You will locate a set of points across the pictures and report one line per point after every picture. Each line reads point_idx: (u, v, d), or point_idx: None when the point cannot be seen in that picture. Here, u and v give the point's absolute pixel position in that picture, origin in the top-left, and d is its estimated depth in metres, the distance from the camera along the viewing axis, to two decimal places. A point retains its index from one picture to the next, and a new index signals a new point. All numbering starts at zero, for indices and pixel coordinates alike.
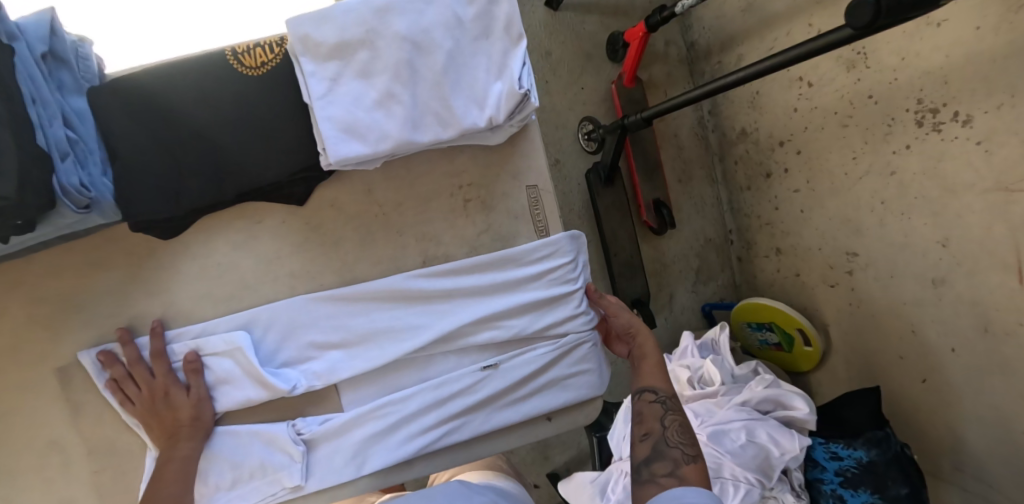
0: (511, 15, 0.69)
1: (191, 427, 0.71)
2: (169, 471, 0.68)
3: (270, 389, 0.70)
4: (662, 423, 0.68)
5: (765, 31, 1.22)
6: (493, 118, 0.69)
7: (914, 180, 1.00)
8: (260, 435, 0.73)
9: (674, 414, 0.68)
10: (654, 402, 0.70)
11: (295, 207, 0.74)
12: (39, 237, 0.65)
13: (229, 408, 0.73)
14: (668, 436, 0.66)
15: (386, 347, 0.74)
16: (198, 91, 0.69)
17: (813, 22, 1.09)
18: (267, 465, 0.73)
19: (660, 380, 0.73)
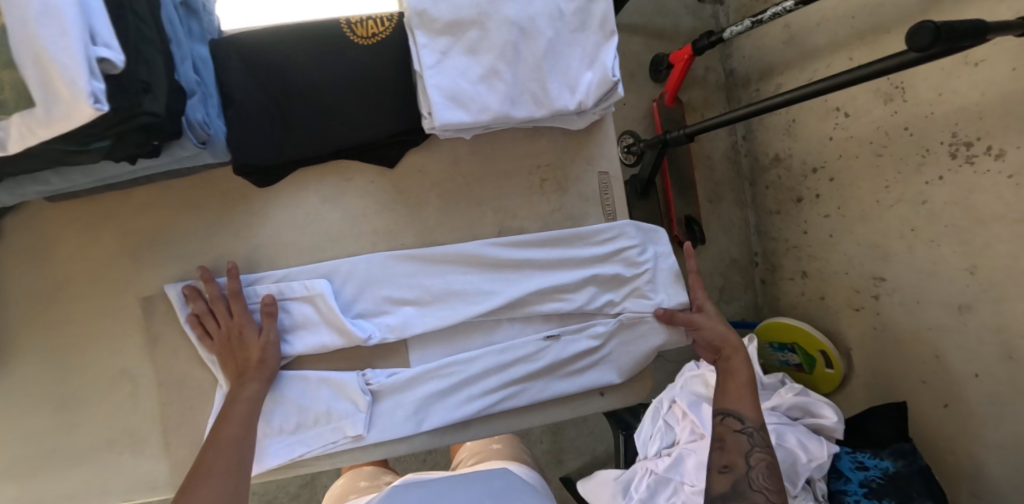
0: (606, 14, 0.76)
1: (260, 370, 0.72)
2: (235, 409, 0.69)
3: (347, 336, 0.73)
4: (748, 460, 0.68)
5: (806, 62, 1.29)
6: (582, 103, 0.76)
7: (945, 209, 1.06)
8: (329, 383, 0.76)
9: (760, 454, 0.68)
10: (740, 431, 0.70)
11: (385, 170, 0.79)
12: (153, 167, 0.68)
13: (302, 353, 0.75)
14: (754, 478, 0.66)
15: (457, 308, 0.77)
16: (313, 53, 0.74)
17: (854, 56, 1.17)
18: (332, 411, 0.75)
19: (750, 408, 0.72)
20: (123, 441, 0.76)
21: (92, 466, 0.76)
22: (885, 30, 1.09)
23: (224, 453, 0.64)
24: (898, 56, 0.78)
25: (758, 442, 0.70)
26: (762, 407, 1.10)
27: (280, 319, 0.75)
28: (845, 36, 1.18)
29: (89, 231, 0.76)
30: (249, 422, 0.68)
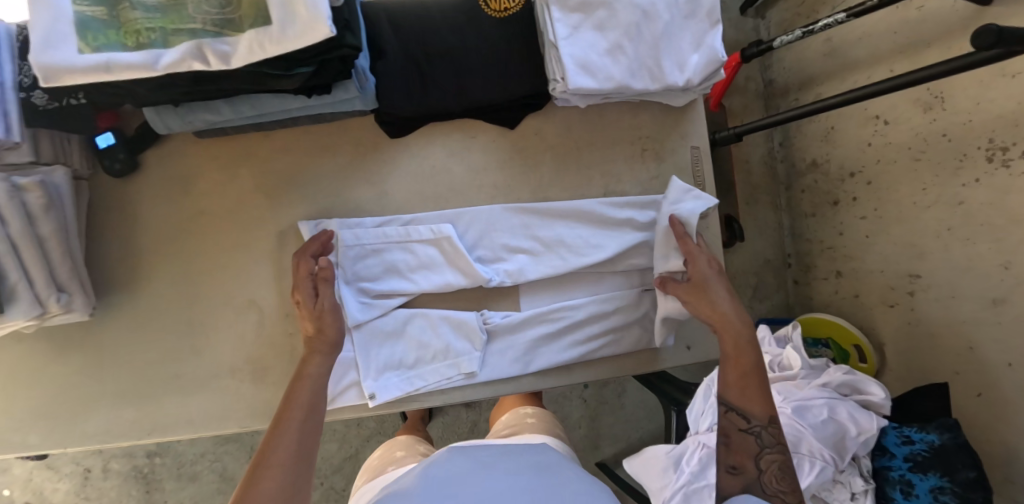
0: (714, 4, 0.85)
1: (321, 342, 0.72)
2: (302, 386, 0.67)
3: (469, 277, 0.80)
4: (759, 464, 0.69)
5: (845, 73, 1.33)
6: (690, 80, 0.85)
7: (980, 210, 1.10)
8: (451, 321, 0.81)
9: (771, 454, 0.69)
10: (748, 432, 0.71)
11: (506, 130, 0.87)
12: (308, 109, 0.74)
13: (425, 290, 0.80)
14: (767, 482, 0.67)
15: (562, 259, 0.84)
16: (453, 20, 0.82)
17: (894, 68, 1.21)
18: (451, 348, 0.80)
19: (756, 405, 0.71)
20: (244, 368, 0.81)
21: (212, 391, 0.81)
22: (926, 44, 1.13)
23: (287, 436, 0.61)
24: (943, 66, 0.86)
25: (768, 440, 0.70)
26: (812, 384, 1.16)
27: (406, 260, 0.80)
28: (888, 49, 1.22)
29: (227, 168, 0.81)
30: (317, 400, 0.67)
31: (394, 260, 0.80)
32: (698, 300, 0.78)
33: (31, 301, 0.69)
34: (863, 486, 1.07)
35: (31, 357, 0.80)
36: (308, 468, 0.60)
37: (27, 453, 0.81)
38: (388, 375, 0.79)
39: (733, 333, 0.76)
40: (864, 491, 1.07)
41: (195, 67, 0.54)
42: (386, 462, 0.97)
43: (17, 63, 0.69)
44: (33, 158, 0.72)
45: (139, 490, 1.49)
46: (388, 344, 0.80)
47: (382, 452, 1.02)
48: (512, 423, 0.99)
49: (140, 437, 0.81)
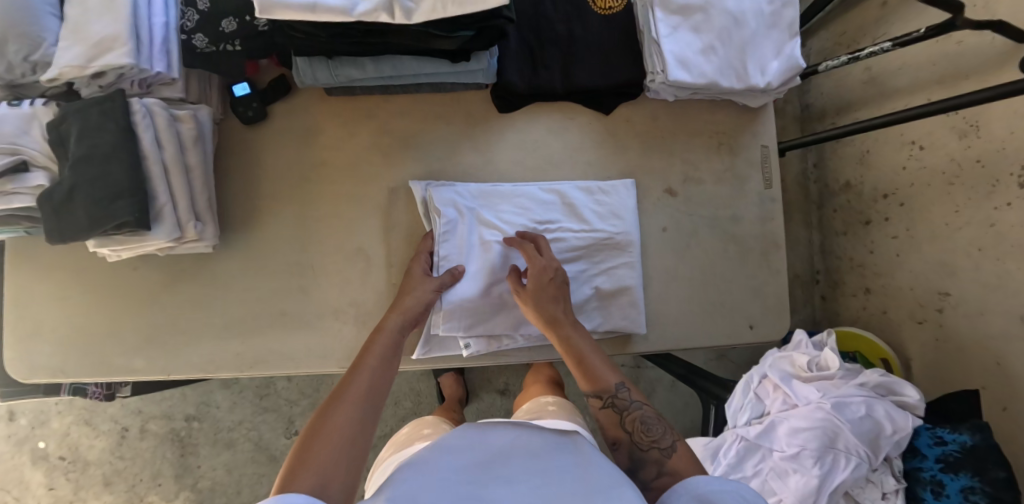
0: (793, 18, 0.95)
1: (405, 307, 0.78)
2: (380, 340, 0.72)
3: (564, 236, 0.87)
4: (627, 429, 0.71)
5: (884, 101, 1.43)
6: (770, 83, 0.93)
7: (1012, 230, 1.16)
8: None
9: (631, 414, 0.71)
10: (604, 407, 0.73)
11: (600, 115, 0.95)
12: (438, 76, 0.81)
13: (522, 246, 0.86)
14: (638, 440, 0.69)
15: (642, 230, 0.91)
16: (563, 11, 0.91)
17: (932, 97, 1.29)
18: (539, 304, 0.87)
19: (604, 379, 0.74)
20: (347, 311, 0.86)
21: (313, 330, 0.85)
22: (963, 77, 1.21)
23: (359, 381, 0.64)
24: (969, 95, 1.00)
25: (624, 401, 0.72)
26: (850, 383, 1.22)
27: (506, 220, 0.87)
28: (926, 78, 1.30)
29: (347, 126, 0.88)
30: (391, 354, 0.70)
31: (497, 215, 0.86)
32: (529, 298, 0.81)
33: (173, 223, 0.74)
34: (893, 487, 1.14)
35: (147, 285, 0.85)
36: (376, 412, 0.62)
37: (133, 377, 0.85)
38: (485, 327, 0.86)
39: (536, 311, 0.80)
40: (895, 490, 1.14)
41: (382, 18, 0.62)
42: (413, 437, 0.98)
43: (179, 9, 0.77)
44: (184, 96, 0.79)
45: (175, 453, 1.50)
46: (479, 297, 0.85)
47: (410, 427, 1.03)
48: (533, 409, 1.04)
49: (241, 369, 0.85)
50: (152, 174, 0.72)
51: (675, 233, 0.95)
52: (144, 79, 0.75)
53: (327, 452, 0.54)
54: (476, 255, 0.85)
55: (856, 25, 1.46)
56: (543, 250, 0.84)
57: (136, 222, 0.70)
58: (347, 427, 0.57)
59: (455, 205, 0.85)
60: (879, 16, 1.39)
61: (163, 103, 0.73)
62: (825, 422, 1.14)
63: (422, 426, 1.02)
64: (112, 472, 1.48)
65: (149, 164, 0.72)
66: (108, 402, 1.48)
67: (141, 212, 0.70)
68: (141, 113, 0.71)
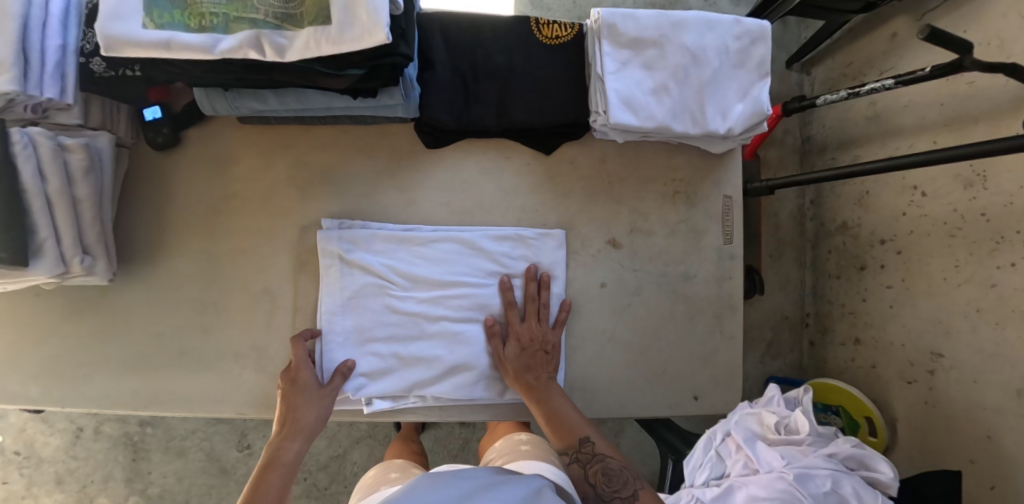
0: (764, 57, 0.85)
1: (299, 426, 0.76)
2: (273, 475, 0.72)
3: (467, 289, 0.82)
4: (591, 481, 0.72)
5: (886, 139, 1.30)
6: (732, 129, 0.84)
7: (1014, 294, 1.03)
8: (446, 335, 0.81)
9: (595, 466, 0.73)
10: (571, 463, 0.74)
11: (541, 155, 0.87)
12: (349, 110, 0.74)
13: (416, 300, 0.81)
14: (602, 490, 0.71)
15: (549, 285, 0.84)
16: (503, 41, 0.83)
17: (938, 140, 1.16)
18: (445, 363, 0.81)
19: (570, 438, 0.75)
20: (249, 355, 0.81)
21: (213, 372, 0.81)
22: (973, 121, 1.08)
23: None
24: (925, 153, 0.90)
25: (587, 457, 0.74)
26: (818, 452, 1.11)
27: (417, 268, 0.81)
28: (932, 120, 1.17)
29: (261, 157, 0.82)
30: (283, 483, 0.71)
31: (389, 266, 0.80)
32: (508, 363, 0.80)
33: (56, 258, 0.70)
34: None
35: (46, 313, 0.81)
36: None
37: (28, 405, 0.82)
38: (377, 383, 0.80)
39: (512, 375, 0.79)
40: None
41: (250, 55, 0.56)
42: (379, 481, 0.95)
43: (80, 29, 0.73)
44: (82, 122, 0.75)
45: (127, 457, 1.49)
46: (359, 354, 0.80)
47: (377, 472, 1.00)
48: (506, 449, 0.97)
49: (136, 407, 0.81)
50: (33, 207, 0.68)
51: (615, 289, 0.87)
52: (37, 104, 0.71)
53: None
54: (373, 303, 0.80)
55: (863, 55, 1.33)
56: (530, 315, 0.82)
57: (11, 258, 0.66)
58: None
59: (342, 255, 0.80)
60: (888, 47, 1.26)
61: (48, 131, 0.69)
62: (785, 493, 1.03)
63: (389, 471, 0.99)
64: (65, 471, 1.48)
65: (30, 196, 0.67)
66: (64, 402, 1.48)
67: (15, 248, 0.66)
68: (22, 143, 0.66)
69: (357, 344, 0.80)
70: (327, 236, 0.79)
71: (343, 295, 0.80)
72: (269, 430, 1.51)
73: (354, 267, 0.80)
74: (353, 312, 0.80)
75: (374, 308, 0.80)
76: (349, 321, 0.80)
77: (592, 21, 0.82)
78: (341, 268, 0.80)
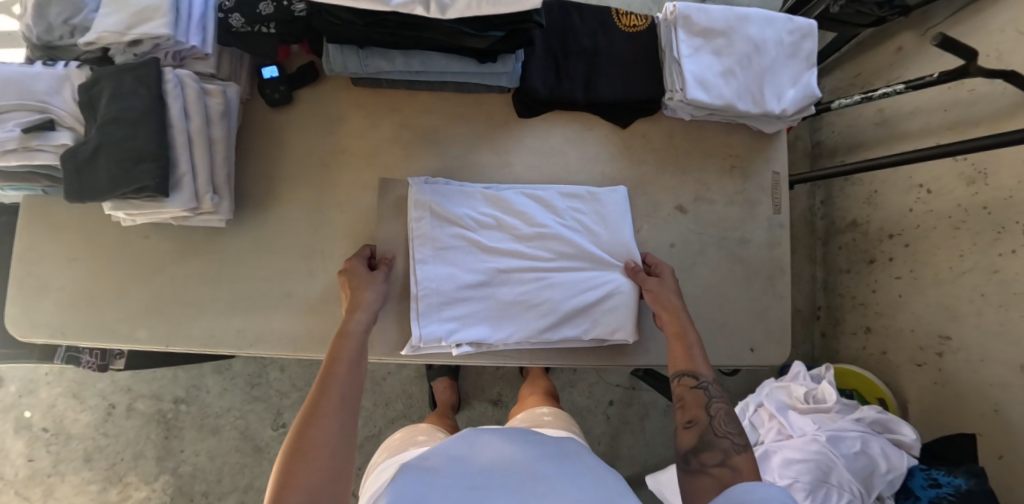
0: (812, 50, 0.97)
1: (357, 304, 0.77)
2: (346, 342, 0.72)
3: (552, 237, 0.89)
4: (708, 412, 0.73)
5: (893, 142, 1.45)
6: (787, 110, 0.95)
7: (1016, 277, 1.16)
8: (533, 280, 0.88)
9: (717, 403, 0.74)
10: (696, 387, 0.76)
11: (617, 129, 0.97)
12: (462, 75, 0.83)
13: (500, 251, 0.87)
14: (716, 425, 0.72)
15: (601, 238, 0.90)
16: (589, 25, 0.93)
17: (941, 141, 1.31)
18: (535, 303, 0.86)
19: (704, 367, 0.78)
20: None
21: (318, 314, 0.87)
22: (975, 124, 1.22)
23: (332, 393, 0.64)
24: (931, 148, 1.08)
25: (715, 393, 0.76)
26: (847, 417, 1.21)
27: (517, 224, 0.88)
28: (937, 123, 1.32)
29: (368, 117, 0.90)
30: (360, 351, 0.71)
31: (485, 219, 0.88)
32: (661, 289, 0.86)
33: (192, 194, 0.75)
34: None
35: (160, 255, 0.86)
36: (355, 414, 0.64)
37: (131, 346, 0.86)
38: (469, 331, 0.85)
39: (660, 296, 0.86)
40: None
41: (417, 10, 0.65)
42: (407, 442, 0.93)
43: None
44: (214, 72, 0.81)
45: (159, 435, 1.48)
46: (454, 300, 0.85)
47: (403, 433, 0.97)
48: (529, 419, 1.01)
49: (241, 347, 0.86)
50: (176, 143, 0.73)
51: (683, 250, 0.97)
52: (178, 52, 0.77)
53: (308, 468, 0.56)
54: (471, 256, 0.87)
55: (870, 68, 1.49)
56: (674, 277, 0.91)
57: (156, 187, 0.71)
58: (326, 442, 0.59)
59: (434, 208, 0.86)
60: (894, 60, 1.42)
61: (194, 76, 0.75)
62: (819, 455, 1.10)
63: (416, 432, 0.96)
64: (94, 449, 1.46)
65: (175, 132, 0.73)
66: (97, 377, 1.46)
67: (161, 179, 0.71)
68: (173, 82, 0.73)
69: (450, 290, 0.85)
70: (419, 189, 0.85)
71: (434, 247, 0.86)
72: None
73: (456, 219, 0.87)
74: (446, 260, 0.86)
75: (463, 258, 0.86)
76: (440, 269, 0.85)
77: (668, 13, 0.93)
78: (432, 220, 0.86)
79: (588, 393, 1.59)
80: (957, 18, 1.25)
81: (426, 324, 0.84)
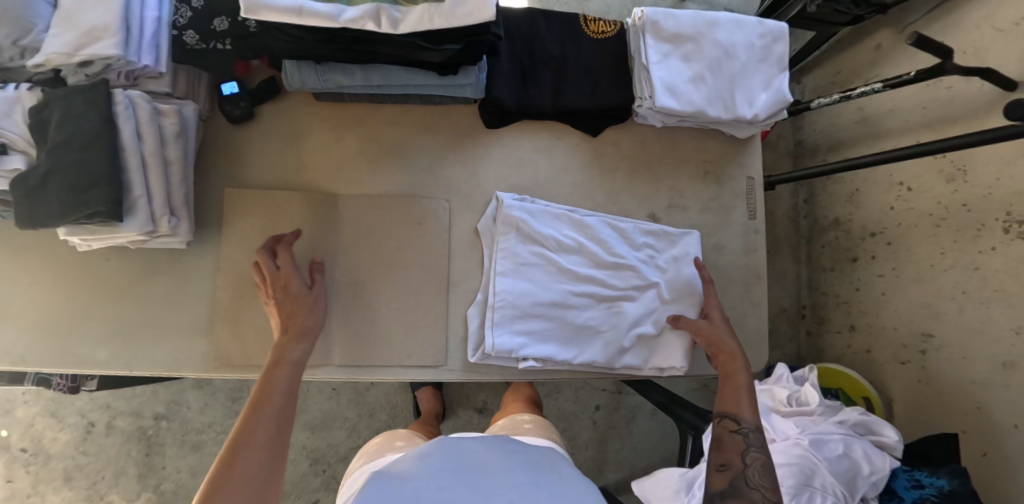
0: (783, 54, 0.96)
1: (297, 329, 0.77)
2: (281, 373, 0.72)
3: (625, 271, 0.90)
4: (744, 460, 0.74)
5: (874, 141, 1.44)
6: (759, 115, 0.94)
7: (996, 275, 1.15)
8: (602, 307, 0.88)
9: (756, 452, 0.74)
10: (736, 432, 0.76)
11: (587, 137, 0.96)
12: (424, 87, 0.82)
13: (578, 274, 0.88)
14: (749, 475, 0.72)
15: (670, 275, 0.92)
16: (556, 33, 0.92)
17: (921, 138, 1.30)
18: (603, 332, 0.88)
19: (747, 412, 0.79)
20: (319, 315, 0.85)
21: None
22: (953, 121, 1.22)
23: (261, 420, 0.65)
24: (910, 147, 1.07)
25: (755, 440, 0.75)
26: (830, 419, 1.18)
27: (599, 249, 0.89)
28: (916, 121, 1.31)
29: (332, 131, 0.89)
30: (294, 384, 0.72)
31: (560, 239, 0.88)
32: (709, 329, 0.87)
33: (147, 217, 0.73)
34: None
35: (122, 277, 0.85)
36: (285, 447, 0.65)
37: (94, 371, 0.84)
38: (538, 347, 0.86)
39: (711, 335, 0.87)
40: None
41: (369, 26, 0.64)
42: (385, 447, 0.91)
43: (172, 4, 0.77)
44: (170, 91, 0.79)
45: (140, 452, 1.46)
46: (527, 315, 0.85)
47: (381, 437, 0.96)
48: (509, 426, 0.99)
49: (207, 368, 0.84)
50: (129, 166, 0.72)
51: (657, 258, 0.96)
52: (131, 71, 0.75)
53: (231, 491, 0.58)
54: (547, 273, 0.87)
55: (850, 65, 1.48)
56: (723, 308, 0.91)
57: (108, 212, 0.69)
58: (253, 477, 0.60)
59: (520, 225, 0.87)
60: (873, 58, 1.41)
61: (146, 96, 0.74)
62: (802, 459, 1.06)
63: (394, 438, 0.95)
64: (74, 468, 1.44)
65: (127, 155, 0.71)
66: (74, 396, 1.44)
67: (114, 203, 0.69)
68: (124, 104, 0.71)
69: (526, 305, 0.85)
70: (510, 205, 0.87)
71: (515, 261, 0.87)
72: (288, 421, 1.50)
73: (525, 234, 0.88)
74: (522, 276, 0.87)
75: (540, 275, 0.87)
76: (519, 284, 0.86)
77: (636, 18, 0.92)
78: (516, 237, 0.87)
79: (573, 399, 1.58)
80: (933, 16, 1.24)
81: (499, 334, 0.84)
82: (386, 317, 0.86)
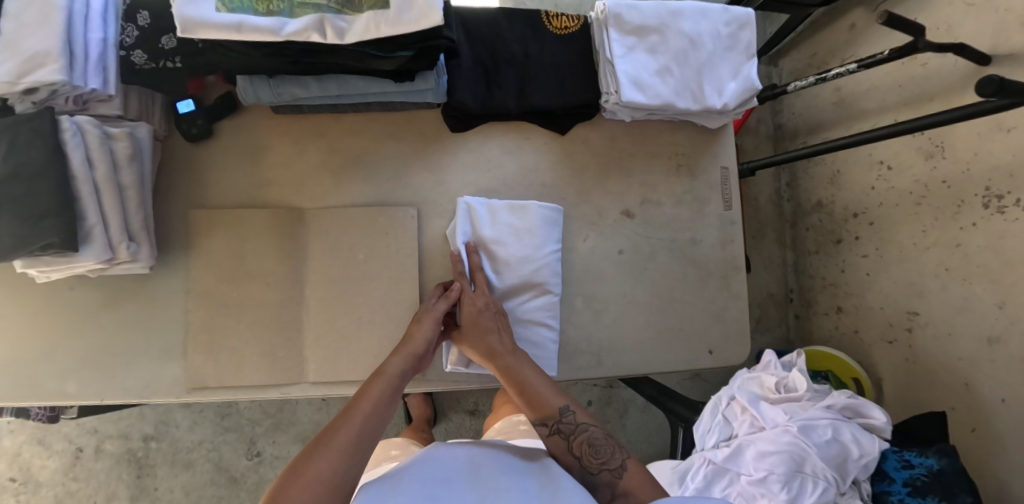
0: (751, 40, 0.94)
1: (409, 348, 0.77)
2: (379, 382, 0.71)
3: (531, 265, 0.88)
4: (574, 454, 0.69)
5: (852, 121, 1.43)
6: (728, 104, 0.92)
7: (977, 252, 1.14)
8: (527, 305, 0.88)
9: (576, 438, 0.70)
10: (552, 434, 0.71)
11: (556, 136, 0.95)
12: (383, 95, 0.80)
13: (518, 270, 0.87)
14: (588, 464, 0.68)
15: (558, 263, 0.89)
16: (517, 31, 0.90)
17: (899, 117, 1.28)
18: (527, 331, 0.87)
19: (552, 403, 0.73)
20: (290, 333, 0.84)
21: (257, 353, 0.83)
22: (929, 99, 1.20)
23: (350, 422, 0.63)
24: (884, 127, 1.06)
25: (569, 426, 0.71)
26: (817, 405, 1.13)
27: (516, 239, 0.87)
28: (893, 100, 1.30)
29: (294, 145, 0.87)
30: (390, 394, 0.70)
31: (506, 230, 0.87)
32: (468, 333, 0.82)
33: (104, 245, 0.72)
34: None
35: (87, 306, 0.83)
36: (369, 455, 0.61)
37: (67, 402, 0.82)
38: None
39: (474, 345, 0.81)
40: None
41: (313, 37, 0.63)
42: (380, 458, 0.91)
43: (118, 24, 0.75)
44: (121, 113, 0.78)
45: (131, 474, 1.45)
46: None
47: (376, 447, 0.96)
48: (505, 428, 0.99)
49: (180, 393, 0.83)
50: (81, 193, 0.70)
51: (632, 255, 0.95)
52: (79, 96, 0.73)
53: (297, 489, 0.55)
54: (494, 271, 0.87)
55: (826, 46, 1.47)
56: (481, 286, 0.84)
57: (63, 243, 0.67)
58: (325, 477, 0.56)
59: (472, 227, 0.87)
60: (848, 38, 1.39)
61: (95, 121, 0.72)
62: (792, 446, 1.03)
63: (389, 447, 0.95)
64: (65, 494, 1.43)
65: (78, 182, 0.69)
66: (61, 421, 1.43)
67: (67, 233, 0.67)
68: (71, 130, 0.68)
69: None
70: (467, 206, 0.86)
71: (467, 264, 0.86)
72: (280, 434, 1.49)
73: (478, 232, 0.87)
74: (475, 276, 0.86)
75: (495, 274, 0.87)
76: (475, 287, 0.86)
77: (599, 12, 0.90)
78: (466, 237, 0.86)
79: None
80: None
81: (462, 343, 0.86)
82: (359, 331, 0.85)
